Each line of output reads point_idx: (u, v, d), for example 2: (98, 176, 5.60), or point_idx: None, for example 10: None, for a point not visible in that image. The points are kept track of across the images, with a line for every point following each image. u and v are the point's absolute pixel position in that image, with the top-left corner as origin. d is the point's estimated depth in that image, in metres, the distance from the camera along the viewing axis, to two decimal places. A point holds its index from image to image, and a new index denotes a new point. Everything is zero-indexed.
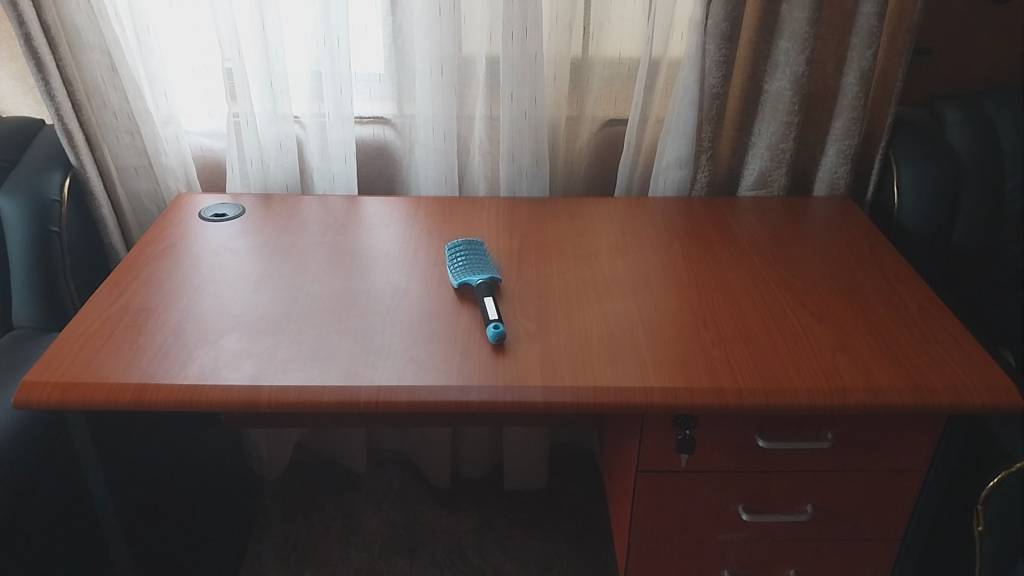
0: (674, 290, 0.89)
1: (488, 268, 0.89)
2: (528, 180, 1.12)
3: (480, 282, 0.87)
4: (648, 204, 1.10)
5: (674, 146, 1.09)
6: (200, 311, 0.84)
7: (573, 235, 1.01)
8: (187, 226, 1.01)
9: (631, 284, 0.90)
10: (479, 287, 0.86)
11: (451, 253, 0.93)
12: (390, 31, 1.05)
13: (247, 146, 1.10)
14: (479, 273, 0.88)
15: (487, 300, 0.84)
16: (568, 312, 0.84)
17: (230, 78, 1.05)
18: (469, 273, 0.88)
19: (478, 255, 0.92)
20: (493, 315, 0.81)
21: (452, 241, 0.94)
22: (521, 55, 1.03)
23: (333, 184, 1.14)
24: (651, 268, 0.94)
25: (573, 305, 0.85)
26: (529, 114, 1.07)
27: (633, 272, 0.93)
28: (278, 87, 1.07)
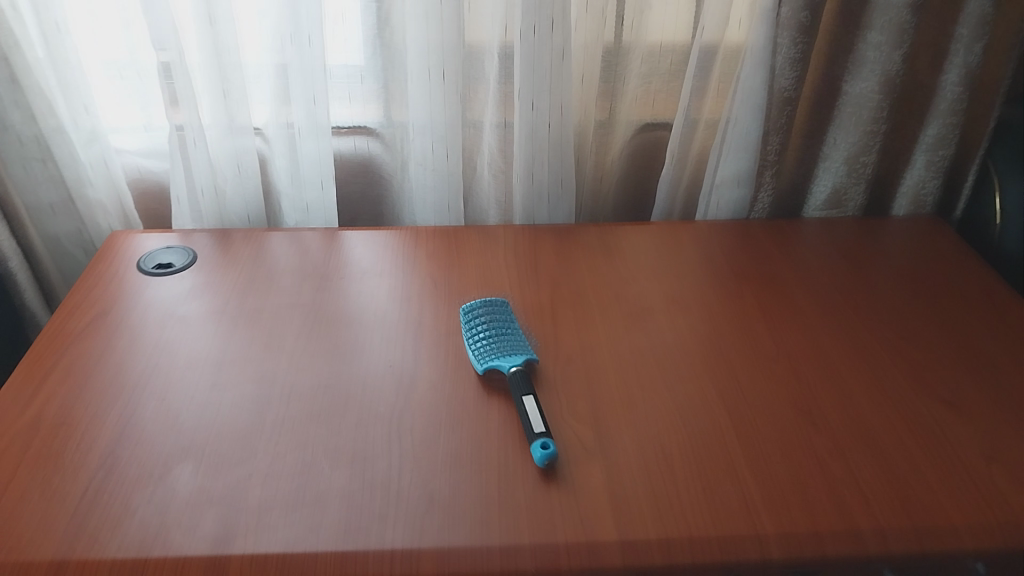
0: (758, 359, 0.69)
1: (519, 345, 0.68)
2: (550, 204, 0.91)
3: (512, 367, 0.66)
4: (696, 228, 0.90)
5: (731, 162, 0.88)
6: (139, 426, 0.62)
7: (614, 278, 0.81)
8: (121, 284, 0.79)
9: (702, 352, 0.70)
10: (512, 376, 0.65)
11: (467, 323, 0.71)
12: (374, 20, 0.81)
13: (195, 170, 0.86)
14: (510, 354, 0.67)
15: (526, 396, 0.63)
16: (632, 404, 0.64)
17: (168, 77, 0.80)
18: (496, 355, 0.67)
19: (503, 326, 0.71)
20: (538, 426, 0.60)
21: (467, 303, 0.73)
22: (545, 51, 0.80)
23: (307, 217, 0.92)
24: (720, 323, 0.74)
25: (637, 392, 0.65)
26: (553, 125, 0.85)
27: (698, 330, 0.73)
28: (234, 95, 0.84)
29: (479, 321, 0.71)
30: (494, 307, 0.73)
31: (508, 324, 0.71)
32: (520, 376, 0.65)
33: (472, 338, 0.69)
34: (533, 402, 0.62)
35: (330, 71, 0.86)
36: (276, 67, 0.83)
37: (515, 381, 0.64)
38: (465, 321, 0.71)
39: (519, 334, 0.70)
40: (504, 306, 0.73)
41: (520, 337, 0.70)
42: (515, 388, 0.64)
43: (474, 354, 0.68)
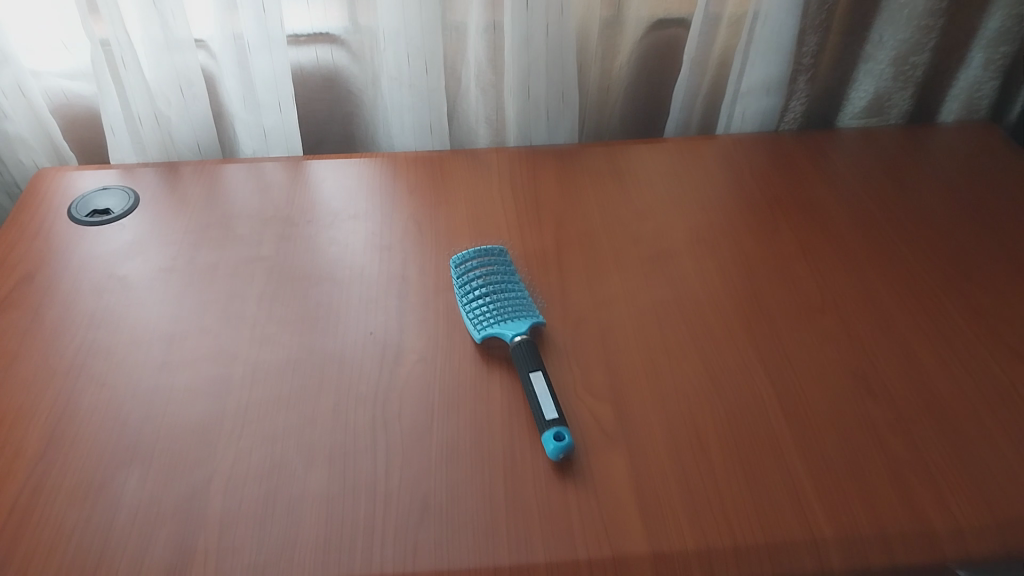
0: (799, 309, 0.60)
1: (521, 306, 0.58)
2: (549, 122, 0.79)
3: (516, 335, 0.56)
4: (715, 146, 0.79)
5: (759, 66, 0.76)
6: (73, 426, 0.52)
7: (627, 211, 0.70)
8: (51, 236, 0.67)
9: (733, 301, 0.61)
10: (516, 347, 0.55)
11: (459, 281, 0.61)
12: None
13: (131, 93, 0.73)
14: (512, 318, 0.57)
15: (533, 372, 0.53)
16: (657, 372, 0.55)
17: None
18: (496, 320, 0.57)
19: (501, 282, 0.60)
20: (550, 409, 0.51)
21: (457, 255, 0.62)
22: None
23: (266, 144, 0.79)
24: (752, 264, 0.65)
25: (661, 357, 0.57)
26: (552, 29, 0.72)
27: (726, 274, 0.64)
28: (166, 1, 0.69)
29: (473, 278, 0.61)
30: (489, 257, 0.62)
31: (507, 279, 0.60)
32: (526, 346, 0.54)
33: (465, 299, 0.59)
34: (542, 378, 0.52)
35: None
36: None
37: (520, 353, 0.54)
38: (456, 279, 0.61)
39: (520, 291, 0.60)
40: (501, 256, 0.63)
41: (521, 294, 0.59)
42: (520, 361, 0.54)
43: (470, 321, 0.57)
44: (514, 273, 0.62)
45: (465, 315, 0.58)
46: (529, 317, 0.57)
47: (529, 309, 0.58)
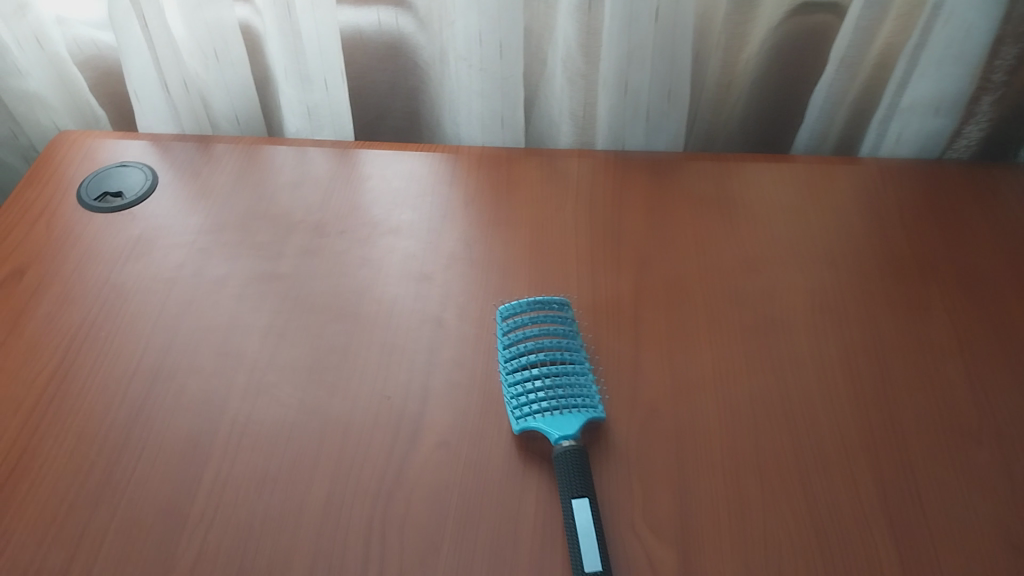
0: (945, 428, 0.46)
1: (578, 391, 0.46)
2: (649, 124, 0.64)
3: (565, 436, 0.43)
4: (855, 172, 0.63)
5: (929, 79, 0.59)
6: (22, 484, 0.43)
7: (731, 258, 0.56)
8: (54, 218, 0.58)
9: (857, 403, 0.47)
10: (561, 454, 0.43)
11: (504, 344, 0.48)
12: None
13: (161, 53, 0.63)
14: (564, 410, 0.45)
15: (577, 496, 0.41)
16: (745, 498, 0.43)
17: None
18: (544, 411, 0.45)
19: (557, 353, 0.48)
20: (590, 561, 0.39)
21: (506, 305, 0.50)
22: None
23: (313, 123, 0.67)
24: (888, 351, 0.50)
25: (754, 475, 0.44)
26: (664, 12, 0.57)
27: (853, 361, 0.50)
28: None
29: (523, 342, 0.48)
30: (547, 314, 0.50)
31: (566, 348, 0.48)
32: (572, 455, 0.43)
33: (509, 372, 0.47)
34: (588, 506, 0.41)
35: None
36: None
37: (564, 465, 0.42)
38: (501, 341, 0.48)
39: (580, 366, 0.47)
40: (562, 313, 0.50)
41: (580, 372, 0.47)
42: (562, 477, 0.42)
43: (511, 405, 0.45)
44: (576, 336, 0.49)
45: (507, 394, 0.46)
46: (587, 410, 0.45)
47: (587, 395, 0.46)
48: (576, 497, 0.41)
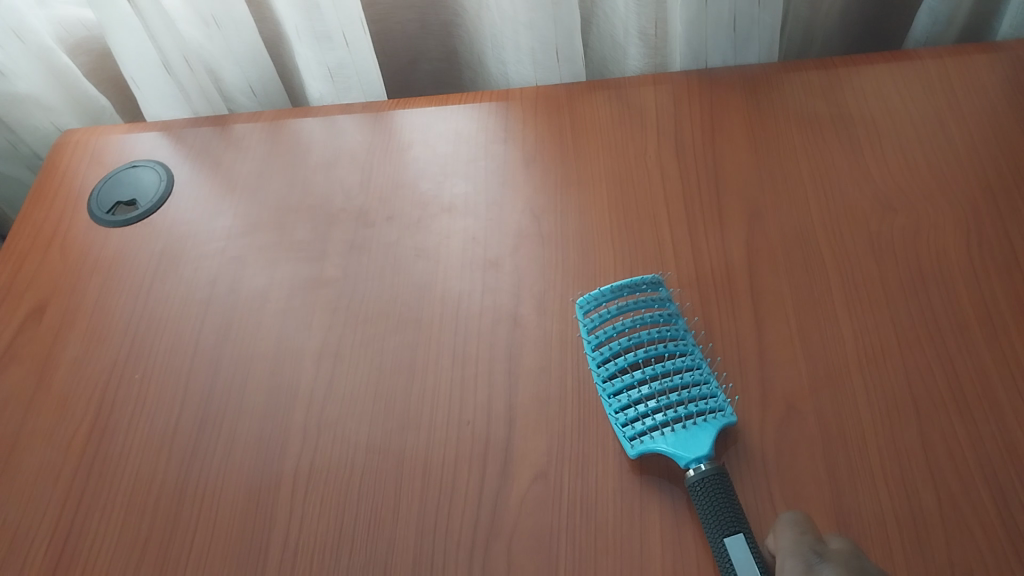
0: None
1: (698, 394, 0.38)
2: (736, 35, 0.53)
3: (697, 457, 0.36)
4: (995, 61, 0.51)
5: None
6: (73, 574, 0.38)
7: (858, 197, 0.46)
8: (68, 240, 0.51)
9: None
10: (699, 482, 0.35)
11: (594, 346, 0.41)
12: None
13: (153, 28, 0.54)
14: (686, 422, 0.37)
15: (730, 534, 0.33)
16: (922, 515, 0.35)
17: None
18: (662, 427, 0.37)
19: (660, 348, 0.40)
20: None
21: (585, 298, 0.43)
22: None
23: (340, 85, 0.58)
24: None
25: (926, 476, 0.36)
26: None
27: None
28: None
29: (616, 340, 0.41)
30: (637, 301, 0.42)
31: (671, 340, 0.41)
32: (715, 484, 0.35)
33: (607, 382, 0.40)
34: (746, 545, 0.33)
35: None
36: None
37: (707, 496, 0.35)
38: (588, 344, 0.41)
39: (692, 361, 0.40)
40: (657, 297, 0.42)
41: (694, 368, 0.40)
42: (706, 512, 0.34)
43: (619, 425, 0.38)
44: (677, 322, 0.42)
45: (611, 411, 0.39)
46: (714, 417, 0.38)
47: (709, 398, 0.38)
48: (729, 537, 0.33)
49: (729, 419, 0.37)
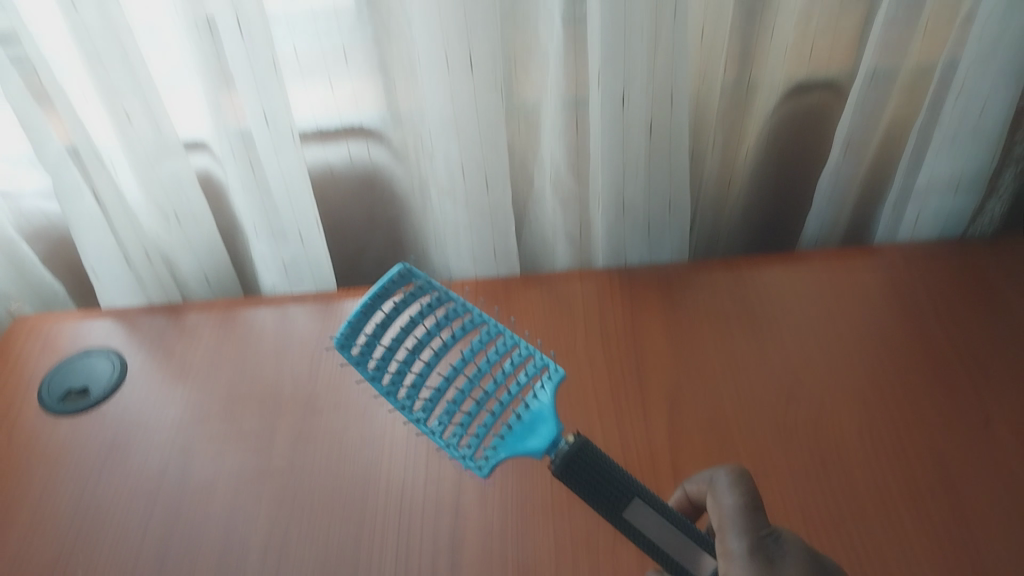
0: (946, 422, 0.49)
1: (508, 364, 0.46)
2: (651, 238, 0.60)
3: (550, 442, 0.41)
4: (873, 265, 0.59)
5: (945, 157, 0.56)
6: None
7: (765, 390, 0.51)
8: (16, 429, 0.52)
9: (933, 554, 0.43)
10: (565, 468, 0.40)
11: (386, 382, 0.46)
12: None
13: (117, 225, 0.58)
14: (522, 413, 0.43)
15: (630, 505, 0.39)
16: None
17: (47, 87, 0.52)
18: (499, 438, 0.43)
19: (449, 351, 0.47)
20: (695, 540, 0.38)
21: (341, 337, 0.47)
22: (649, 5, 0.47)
23: (293, 276, 0.62)
24: (953, 480, 0.46)
25: None
26: (658, 124, 0.53)
27: (915, 497, 0.45)
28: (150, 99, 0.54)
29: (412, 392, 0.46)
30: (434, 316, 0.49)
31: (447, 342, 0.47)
32: (584, 462, 0.39)
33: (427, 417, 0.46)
34: (645, 509, 0.39)
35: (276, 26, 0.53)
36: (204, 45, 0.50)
37: (581, 474, 0.40)
38: (380, 383, 0.46)
39: (482, 338, 0.47)
40: (405, 279, 0.47)
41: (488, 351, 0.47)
42: (596, 491, 0.39)
43: (460, 457, 0.43)
44: (448, 300, 0.48)
45: (442, 444, 0.44)
46: (539, 386, 0.44)
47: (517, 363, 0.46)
48: (626, 509, 0.39)
49: (558, 380, 0.44)
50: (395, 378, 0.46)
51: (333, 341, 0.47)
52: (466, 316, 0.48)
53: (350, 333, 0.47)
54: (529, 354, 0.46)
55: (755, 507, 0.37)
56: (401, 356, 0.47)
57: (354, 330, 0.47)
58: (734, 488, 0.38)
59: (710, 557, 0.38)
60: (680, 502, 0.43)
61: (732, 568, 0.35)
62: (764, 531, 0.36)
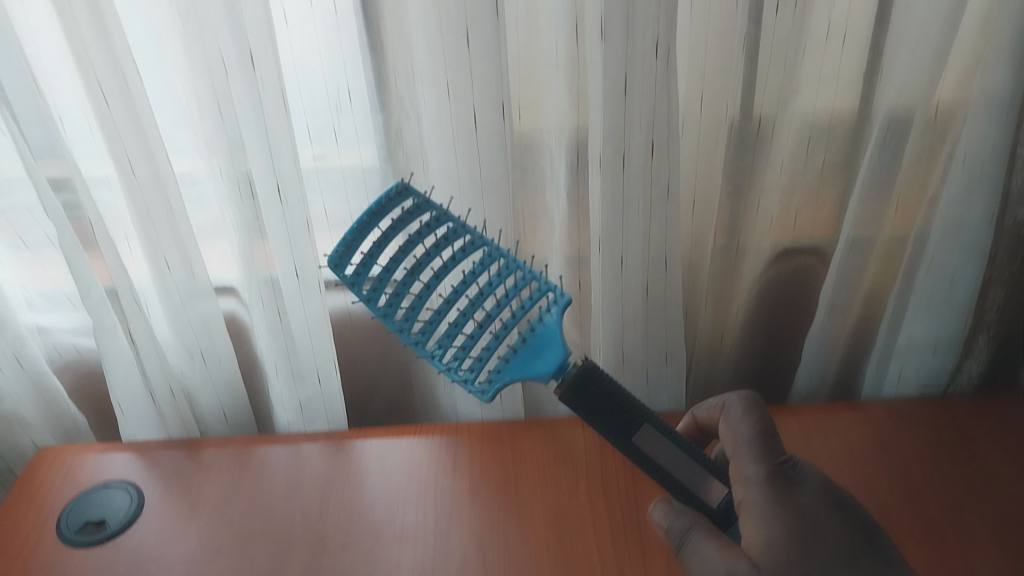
0: (908, 473, 0.57)
1: (510, 285, 0.49)
2: (649, 388, 0.64)
3: (555, 366, 0.46)
4: (860, 418, 0.61)
5: (921, 322, 0.61)
6: None
7: None
8: (32, 561, 0.54)
9: None
10: (572, 393, 0.46)
11: (383, 306, 0.50)
12: (383, 139, 0.56)
13: (146, 363, 0.62)
14: (529, 334, 0.48)
15: (642, 429, 0.46)
16: None
17: (91, 236, 0.56)
18: (500, 365, 0.48)
19: (449, 264, 0.49)
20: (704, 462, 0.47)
21: (334, 263, 0.48)
22: (647, 183, 0.52)
23: (307, 413, 0.65)
24: None
25: None
26: (655, 286, 0.58)
27: None
28: (185, 245, 0.57)
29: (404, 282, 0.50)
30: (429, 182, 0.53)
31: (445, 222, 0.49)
32: (592, 378, 0.46)
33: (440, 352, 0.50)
34: (655, 433, 0.46)
35: (310, 186, 0.58)
36: (243, 203, 0.55)
37: (589, 396, 0.46)
38: (379, 307, 0.50)
39: (484, 263, 0.49)
40: (402, 193, 0.48)
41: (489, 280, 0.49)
42: (608, 416, 0.46)
43: (461, 381, 0.49)
44: (447, 221, 0.49)
45: (441, 366, 0.50)
46: (545, 309, 0.48)
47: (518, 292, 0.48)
48: (637, 435, 0.46)
49: (564, 304, 0.47)
50: (393, 300, 0.50)
51: (325, 261, 0.48)
52: (467, 239, 0.50)
53: (346, 253, 0.48)
54: (533, 279, 0.48)
55: (768, 437, 0.46)
56: (404, 277, 0.50)
57: (348, 250, 0.48)
58: (745, 415, 0.48)
59: (720, 484, 0.47)
60: (689, 425, 0.53)
61: (750, 492, 0.44)
62: (781, 459, 0.45)
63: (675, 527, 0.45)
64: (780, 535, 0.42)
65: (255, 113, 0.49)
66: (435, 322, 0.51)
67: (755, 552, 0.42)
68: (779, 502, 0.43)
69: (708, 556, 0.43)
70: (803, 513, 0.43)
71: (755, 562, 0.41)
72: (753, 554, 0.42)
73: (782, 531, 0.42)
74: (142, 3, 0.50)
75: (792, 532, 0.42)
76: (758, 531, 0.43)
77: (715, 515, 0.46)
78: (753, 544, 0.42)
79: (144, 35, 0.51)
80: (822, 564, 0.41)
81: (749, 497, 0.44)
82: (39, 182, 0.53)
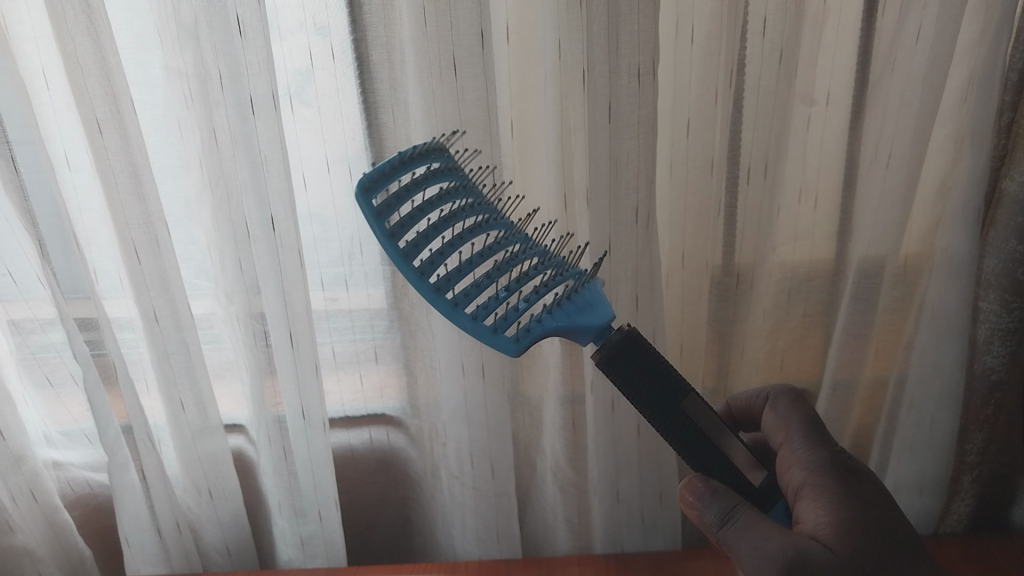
0: None
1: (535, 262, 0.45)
2: (644, 526, 0.65)
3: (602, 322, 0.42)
4: None
5: (906, 465, 0.63)
6: None
7: None
8: None
9: None
10: (616, 351, 0.41)
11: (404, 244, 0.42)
12: (388, 288, 0.61)
13: (155, 498, 0.64)
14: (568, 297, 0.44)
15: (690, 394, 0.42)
16: None
17: (113, 376, 0.59)
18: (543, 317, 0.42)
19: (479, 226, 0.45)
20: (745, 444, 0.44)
21: (365, 180, 0.41)
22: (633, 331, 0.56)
23: (308, 550, 0.67)
24: None
25: None
26: (645, 427, 0.61)
27: None
28: (202, 386, 0.61)
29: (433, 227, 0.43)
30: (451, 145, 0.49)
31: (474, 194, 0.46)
32: (634, 334, 0.42)
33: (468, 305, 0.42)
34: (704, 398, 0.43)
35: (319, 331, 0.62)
36: (254, 349, 0.58)
37: (631, 361, 0.41)
38: (402, 244, 0.41)
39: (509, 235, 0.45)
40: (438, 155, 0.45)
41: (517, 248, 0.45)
42: (652, 374, 0.42)
43: (493, 330, 0.42)
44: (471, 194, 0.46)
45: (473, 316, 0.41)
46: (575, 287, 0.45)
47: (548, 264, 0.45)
48: (685, 399, 0.42)
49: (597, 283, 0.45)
50: (417, 241, 0.42)
51: (358, 179, 0.41)
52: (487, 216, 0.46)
53: (381, 176, 0.42)
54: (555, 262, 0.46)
55: (818, 429, 0.46)
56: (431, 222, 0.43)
57: (381, 178, 0.42)
58: (794, 410, 0.48)
59: (757, 466, 0.45)
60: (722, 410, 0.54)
61: (815, 475, 0.44)
62: (837, 451, 0.45)
63: (716, 507, 0.42)
64: (848, 519, 0.42)
65: (273, 266, 0.53)
66: (463, 272, 0.43)
67: (823, 533, 0.41)
68: (842, 489, 0.43)
69: (765, 532, 0.41)
70: (868, 499, 0.43)
71: (823, 541, 0.41)
72: (821, 535, 0.41)
73: (853, 516, 0.42)
74: (175, 170, 0.55)
75: (860, 516, 0.42)
76: (826, 514, 0.42)
77: (754, 493, 0.44)
78: (819, 524, 0.42)
79: (176, 197, 0.57)
80: (888, 546, 0.42)
81: (813, 481, 0.43)
82: (69, 324, 0.56)
